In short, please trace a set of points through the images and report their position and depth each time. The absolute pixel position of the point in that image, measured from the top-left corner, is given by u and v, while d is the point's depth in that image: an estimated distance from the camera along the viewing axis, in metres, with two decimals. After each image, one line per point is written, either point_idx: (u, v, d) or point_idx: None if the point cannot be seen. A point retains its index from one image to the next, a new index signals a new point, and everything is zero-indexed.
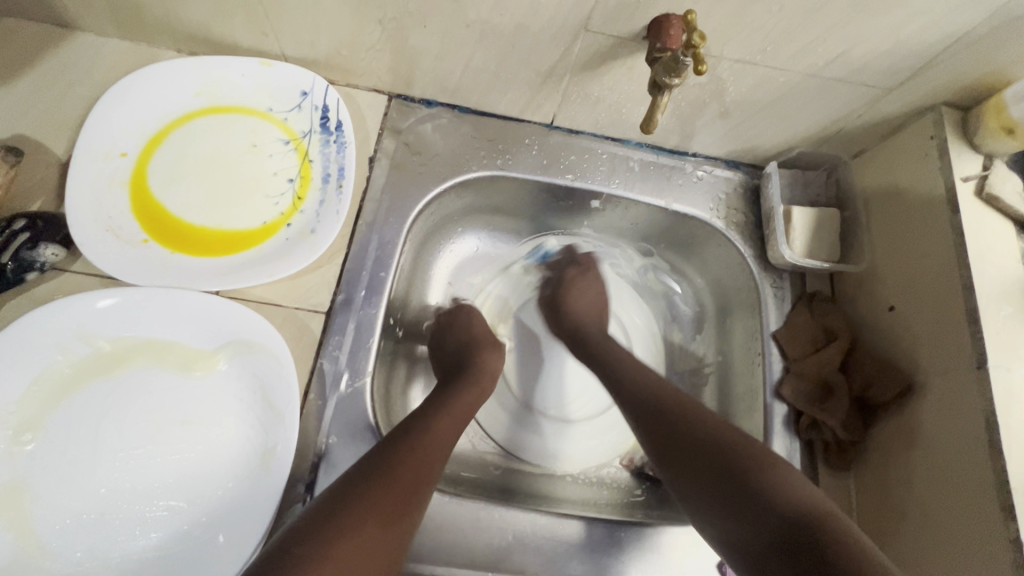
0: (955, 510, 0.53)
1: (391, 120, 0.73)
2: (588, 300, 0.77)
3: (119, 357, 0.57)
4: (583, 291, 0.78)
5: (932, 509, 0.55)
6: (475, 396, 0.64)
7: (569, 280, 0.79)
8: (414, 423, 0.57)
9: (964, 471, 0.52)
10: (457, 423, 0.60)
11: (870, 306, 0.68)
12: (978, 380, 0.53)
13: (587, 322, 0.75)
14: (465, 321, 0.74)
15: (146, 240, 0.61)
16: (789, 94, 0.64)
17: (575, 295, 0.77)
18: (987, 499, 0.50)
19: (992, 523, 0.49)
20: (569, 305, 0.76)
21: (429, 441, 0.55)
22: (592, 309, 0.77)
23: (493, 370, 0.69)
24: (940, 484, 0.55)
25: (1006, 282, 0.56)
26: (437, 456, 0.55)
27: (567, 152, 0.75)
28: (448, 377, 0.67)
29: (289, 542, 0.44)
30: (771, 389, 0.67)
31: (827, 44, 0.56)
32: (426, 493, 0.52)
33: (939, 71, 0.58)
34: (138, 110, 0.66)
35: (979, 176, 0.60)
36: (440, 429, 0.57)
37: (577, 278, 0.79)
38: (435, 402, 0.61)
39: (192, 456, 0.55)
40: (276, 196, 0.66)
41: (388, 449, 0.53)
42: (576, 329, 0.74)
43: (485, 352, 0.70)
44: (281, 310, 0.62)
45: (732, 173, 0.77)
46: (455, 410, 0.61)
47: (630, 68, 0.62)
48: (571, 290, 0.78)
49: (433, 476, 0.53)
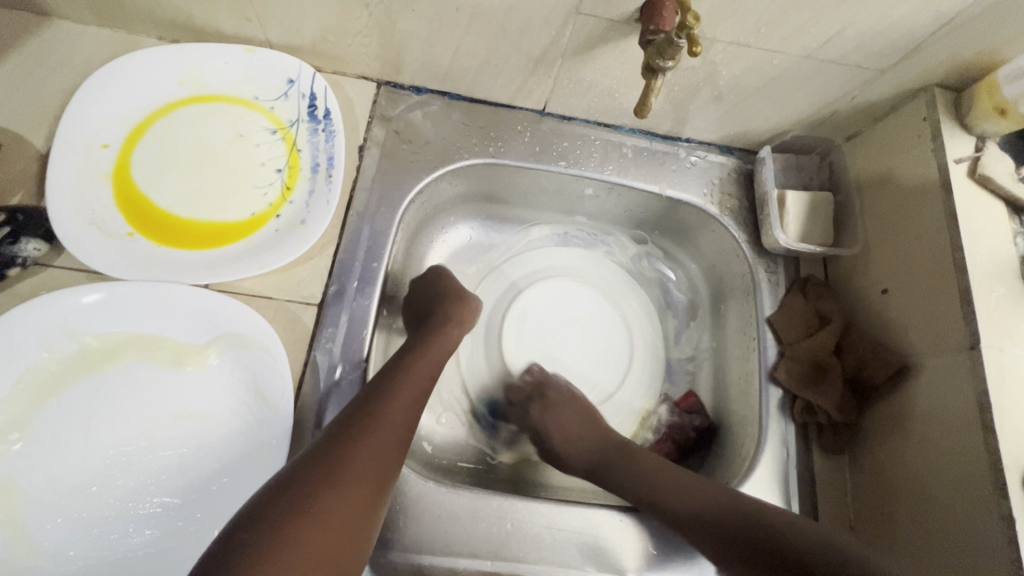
0: (945, 489, 0.53)
1: (381, 108, 0.71)
2: (576, 424, 0.69)
3: (107, 352, 0.56)
4: (568, 415, 0.70)
5: (924, 489, 0.56)
6: (436, 355, 0.62)
7: (546, 406, 0.72)
8: (379, 386, 0.56)
9: (956, 453, 0.53)
10: (424, 384, 0.59)
11: (863, 288, 0.68)
12: (970, 361, 0.53)
13: (597, 449, 0.67)
14: (439, 281, 0.70)
15: (132, 233, 0.60)
16: (783, 77, 0.63)
17: (564, 421, 0.70)
18: (979, 484, 0.50)
19: (982, 508, 0.50)
20: (570, 446, 0.68)
21: (394, 405, 0.54)
22: (587, 427, 0.69)
23: (457, 325, 0.66)
24: (932, 465, 0.55)
25: (998, 263, 0.56)
26: (402, 420, 0.54)
27: (560, 138, 0.74)
28: (414, 336, 0.65)
29: (259, 517, 0.44)
30: (766, 373, 0.67)
31: (822, 25, 0.55)
32: (396, 459, 0.52)
33: (933, 53, 0.58)
34: (118, 100, 0.64)
35: (972, 157, 0.60)
36: (405, 391, 0.56)
37: (547, 409, 0.71)
38: (398, 363, 0.59)
39: (185, 452, 0.54)
40: (265, 187, 0.64)
41: (354, 416, 0.52)
42: (589, 457, 0.67)
43: (453, 303, 0.68)
44: (272, 303, 0.61)
45: (726, 159, 0.77)
46: (420, 370, 0.59)
47: (623, 52, 0.62)
48: (557, 434, 0.69)
49: (400, 442, 0.53)
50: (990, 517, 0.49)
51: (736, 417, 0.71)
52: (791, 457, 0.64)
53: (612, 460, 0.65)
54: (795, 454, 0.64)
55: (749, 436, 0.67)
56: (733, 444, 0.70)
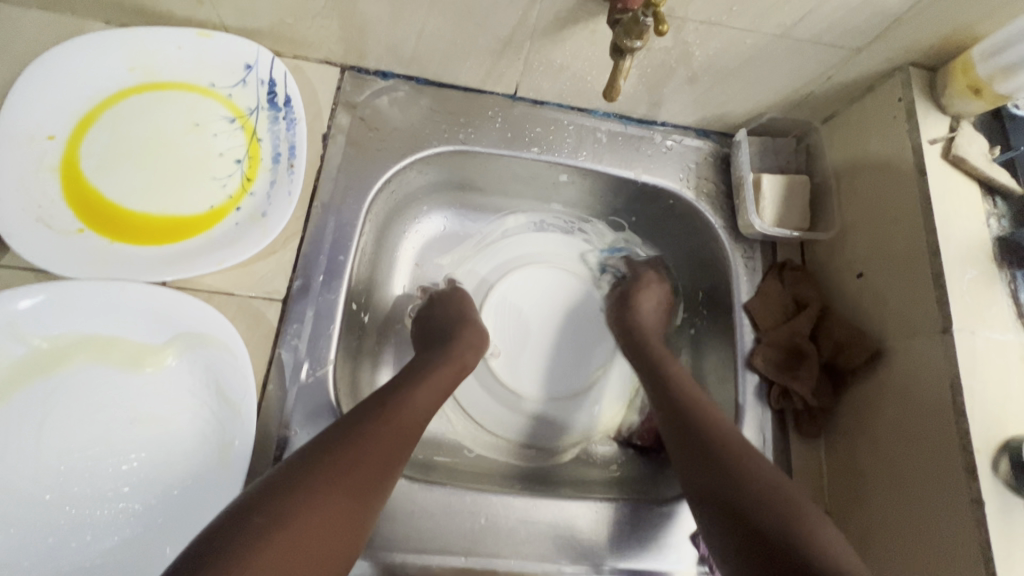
0: (924, 475, 0.53)
1: (345, 94, 0.69)
2: (650, 303, 0.74)
3: (59, 354, 0.53)
4: (650, 298, 0.74)
5: (901, 475, 0.56)
6: (454, 370, 0.62)
7: (640, 289, 0.75)
8: (390, 395, 0.55)
9: (932, 436, 0.53)
10: (436, 395, 0.58)
11: (840, 272, 0.67)
12: (943, 343, 0.53)
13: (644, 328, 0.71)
14: (455, 302, 0.71)
15: (83, 229, 0.57)
16: (758, 57, 0.61)
17: (643, 303, 0.74)
18: (954, 467, 0.50)
19: (958, 491, 0.49)
20: (636, 313, 0.73)
21: (406, 415, 0.53)
22: (654, 318, 0.73)
23: (475, 343, 0.67)
24: (908, 452, 0.55)
25: (971, 245, 0.56)
26: (410, 431, 0.53)
27: (532, 123, 0.72)
28: (431, 348, 0.65)
29: (249, 511, 0.43)
30: (743, 360, 0.67)
31: (795, 3, 0.53)
32: (397, 468, 0.51)
33: (909, 30, 0.57)
34: (63, 88, 0.61)
35: (947, 138, 0.59)
36: (417, 401, 0.55)
37: (641, 288, 0.75)
38: (414, 373, 0.59)
39: (145, 456, 0.52)
40: (224, 178, 0.62)
41: (360, 420, 0.51)
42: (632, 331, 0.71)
43: (467, 326, 0.68)
44: (234, 300, 0.59)
45: (702, 142, 0.75)
46: (436, 381, 0.59)
47: (593, 33, 0.59)
48: (636, 300, 0.74)
49: (406, 449, 0.52)
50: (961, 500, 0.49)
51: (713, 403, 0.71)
52: (767, 442, 0.64)
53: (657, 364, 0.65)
54: (771, 440, 0.64)
55: None
56: None
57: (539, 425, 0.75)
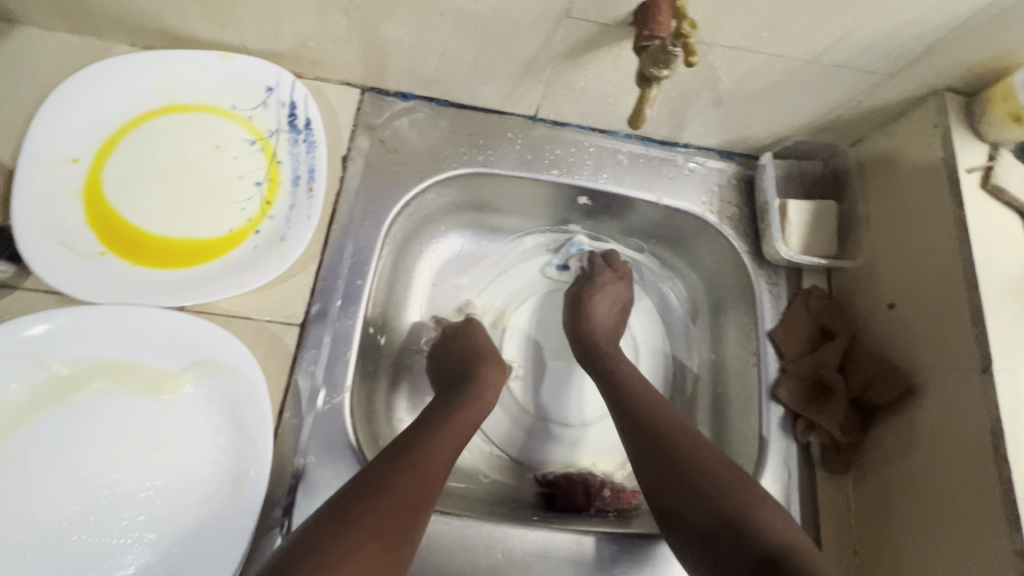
0: (962, 529, 0.50)
1: (365, 115, 0.68)
2: (606, 309, 0.72)
3: (78, 380, 0.53)
4: (603, 304, 0.72)
5: (933, 527, 0.53)
6: (476, 411, 0.61)
7: (602, 289, 0.73)
8: (417, 437, 0.54)
9: (969, 488, 0.50)
10: (460, 436, 0.57)
11: (868, 301, 0.65)
12: (982, 385, 0.51)
13: (608, 339, 0.70)
14: (468, 335, 0.71)
15: (104, 252, 0.57)
16: (786, 81, 0.60)
17: (598, 306, 0.72)
18: (992, 521, 0.48)
19: (997, 546, 0.47)
20: (590, 325, 0.71)
21: (431, 458, 0.53)
22: (612, 320, 0.72)
23: (495, 382, 0.65)
24: (943, 500, 0.53)
25: (1012, 279, 0.54)
26: (439, 472, 0.53)
27: (552, 145, 0.71)
28: (450, 389, 0.64)
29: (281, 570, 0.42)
30: (767, 391, 0.65)
31: (826, 28, 0.52)
32: (426, 516, 0.50)
33: (945, 56, 0.55)
34: (87, 111, 0.61)
35: (984, 167, 0.57)
36: (443, 443, 0.55)
37: (595, 291, 0.73)
38: (437, 416, 0.58)
39: (160, 484, 0.52)
40: (243, 202, 0.62)
41: (381, 464, 0.51)
42: (588, 337, 0.70)
43: (486, 364, 0.67)
44: (251, 324, 0.59)
45: (726, 164, 0.74)
46: (458, 424, 0.58)
47: (617, 57, 0.58)
48: (586, 301, 0.72)
49: (434, 493, 0.51)
50: (1001, 553, 0.47)
51: (735, 433, 0.69)
52: (793, 477, 0.62)
53: (672, 441, 0.56)
54: (796, 474, 0.62)
55: (747, 456, 0.65)
56: (730, 462, 0.68)
57: (554, 450, 0.74)
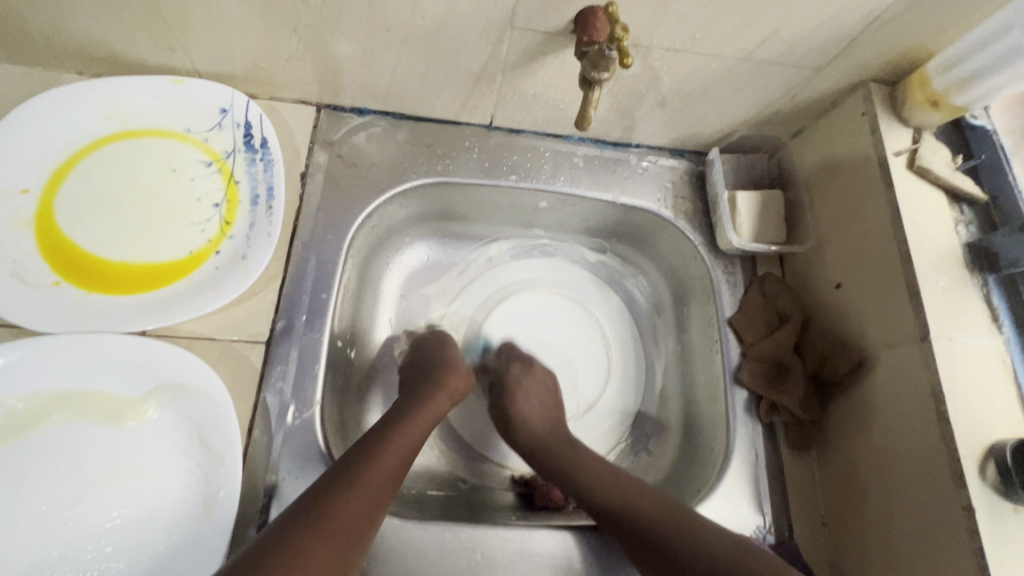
0: (916, 496, 0.53)
1: (322, 132, 0.69)
2: (537, 409, 0.68)
3: (36, 413, 0.52)
4: (531, 399, 0.69)
5: (893, 494, 0.55)
6: (428, 418, 0.61)
7: (518, 390, 0.69)
8: (365, 450, 0.53)
9: (922, 457, 0.53)
10: (408, 451, 0.56)
11: (818, 283, 0.69)
12: (922, 351, 0.54)
13: (545, 436, 0.66)
14: (440, 345, 0.71)
15: (59, 282, 0.56)
16: (724, 79, 0.63)
17: (528, 408, 0.68)
18: (941, 480, 0.51)
19: (948, 502, 0.50)
20: (525, 423, 0.67)
21: (375, 474, 0.52)
22: (547, 415, 0.68)
23: (456, 389, 0.65)
24: (898, 466, 0.55)
25: (943, 252, 0.57)
26: (386, 487, 0.52)
27: (509, 152, 0.73)
28: (407, 396, 0.63)
29: None
30: (730, 375, 0.67)
31: (754, 28, 0.55)
32: (369, 535, 0.50)
33: (865, 50, 0.59)
34: (36, 140, 0.60)
35: (910, 149, 0.61)
36: (390, 456, 0.54)
37: (516, 394, 0.69)
38: (387, 427, 0.57)
39: (128, 513, 0.51)
40: (202, 223, 0.62)
41: (329, 485, 0.50)
42: (537, 444, 0.65)
43: (449, 371, 0.66)
44: (216, 344, 0.58)
45: (676, 162, 0.77)
46: (409, 435, 0.57)
47: (562, 64, 0.61)
48: (518, 398, 0.68)
49: (378, 510, 0.51)
50: (950, 510, 0.49)
51: (704, 419, 0.71)
52: (760, 458, 0.64)
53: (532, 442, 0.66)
54: (763, 455, 0.64)
55: (716, 441, 0.67)
56: (700, 448, 0.69)
57: None
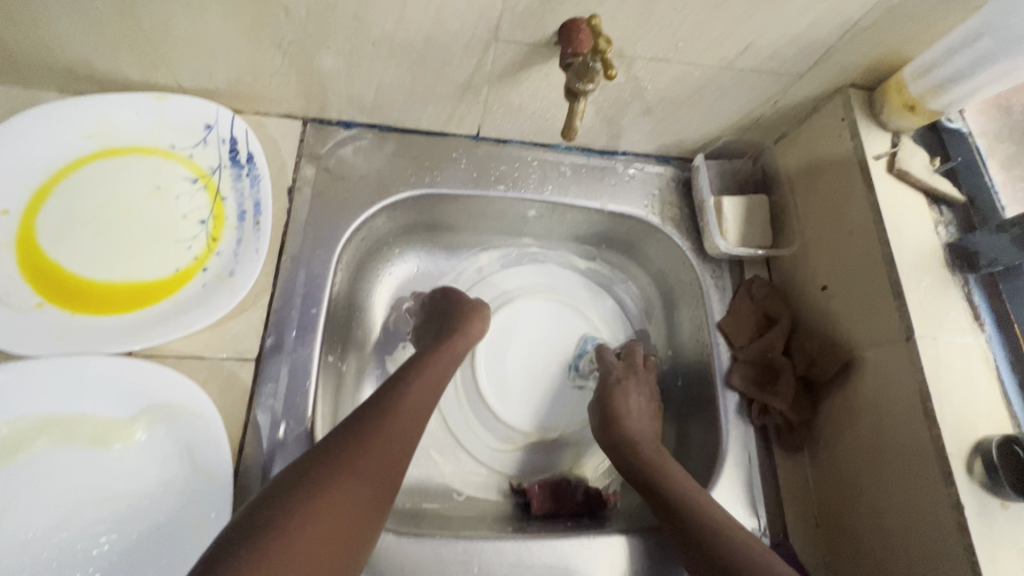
0: (905, 491, 0.54)
1: (309, 146, 0.69)
2: (638, 414, 0.66)
3: (20, 439, 0.51)
4: (633, 402, 0.67)
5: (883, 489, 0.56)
6: (433, 377, 0.59)
7: (625, 389, 0.69)
8: (367, 420, 0.52)
9: (912, 454, 0.53)
10: (413, 417, 0.55)
11: (805, 285, 0.69)
12: (908, 351, 0.54)
13: (640, 438, 0.64)
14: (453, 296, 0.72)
15: (42, 304, 0.55)
16: (707, 87, 0.64)
17: (629, 407, 0.67)
18: (930, 477, 0.51)
19: (936, 499, 0.51)
20: (621, 420, 0.66)
21: (378, 443, 0.51)
22: (646, 423, 0.66)
23: (475, 329, 0.67)
24: (888, 460, 0.56)
25: (924, 252, 0.58)
26: (390, 458, 0.51)
27: (497, 162, 0.74)
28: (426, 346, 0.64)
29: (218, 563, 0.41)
30: (721, 379, 0.68)
31: (734, 37, 0.56)
32: (379, 503, 0.49)
33: (844, 56, 0.60)
34: (15, 160, 0.59)
35: (889, 153, 0.62)
36: (394, 425, 0.53)
37: (617, 390, 0.68)
38: (389, 392, 0.56)
39: (117, 538, 0.50)
40: (188, 240, 0.61)
41: (329, 454, 0.49)
42: (631, 446, 0.63)
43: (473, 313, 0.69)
44: (205, 363, 0.58)
45: (663, 168, 0.77)
46: (414, 401, 0.56)
47: (547, 74, 0.61)
48: (620, 399, 0.67)
49: (384, 479, 0.50)
50: (939, 506, 0.50)
51: (697, 423, 0.71)
52: (753, 460, 0.64)
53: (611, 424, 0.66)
54: (756, 458, 0.65)
55: (710, 444, 0.67)
56: (694, 452, 0.70)
57: (526, 459, 0.75)
